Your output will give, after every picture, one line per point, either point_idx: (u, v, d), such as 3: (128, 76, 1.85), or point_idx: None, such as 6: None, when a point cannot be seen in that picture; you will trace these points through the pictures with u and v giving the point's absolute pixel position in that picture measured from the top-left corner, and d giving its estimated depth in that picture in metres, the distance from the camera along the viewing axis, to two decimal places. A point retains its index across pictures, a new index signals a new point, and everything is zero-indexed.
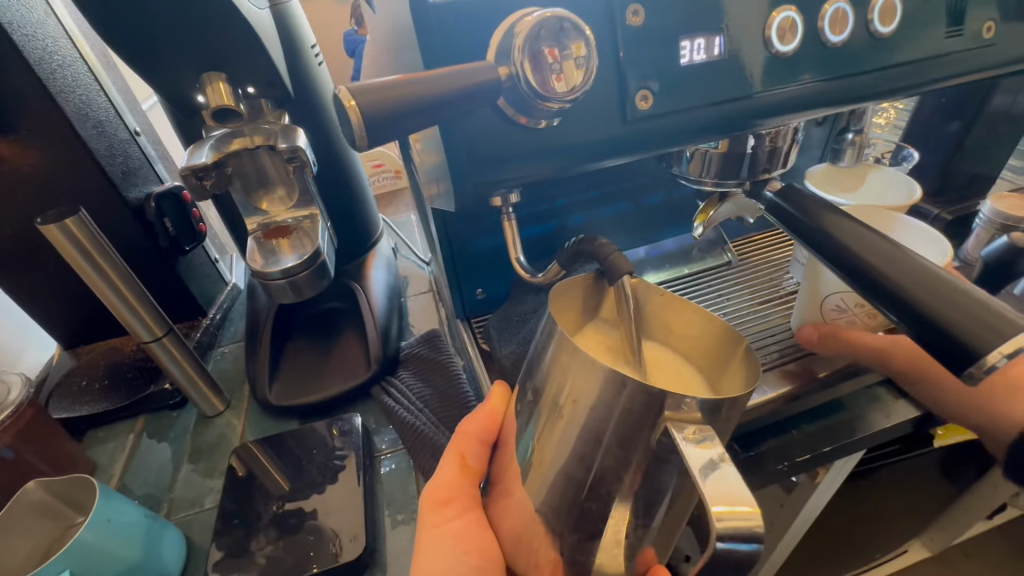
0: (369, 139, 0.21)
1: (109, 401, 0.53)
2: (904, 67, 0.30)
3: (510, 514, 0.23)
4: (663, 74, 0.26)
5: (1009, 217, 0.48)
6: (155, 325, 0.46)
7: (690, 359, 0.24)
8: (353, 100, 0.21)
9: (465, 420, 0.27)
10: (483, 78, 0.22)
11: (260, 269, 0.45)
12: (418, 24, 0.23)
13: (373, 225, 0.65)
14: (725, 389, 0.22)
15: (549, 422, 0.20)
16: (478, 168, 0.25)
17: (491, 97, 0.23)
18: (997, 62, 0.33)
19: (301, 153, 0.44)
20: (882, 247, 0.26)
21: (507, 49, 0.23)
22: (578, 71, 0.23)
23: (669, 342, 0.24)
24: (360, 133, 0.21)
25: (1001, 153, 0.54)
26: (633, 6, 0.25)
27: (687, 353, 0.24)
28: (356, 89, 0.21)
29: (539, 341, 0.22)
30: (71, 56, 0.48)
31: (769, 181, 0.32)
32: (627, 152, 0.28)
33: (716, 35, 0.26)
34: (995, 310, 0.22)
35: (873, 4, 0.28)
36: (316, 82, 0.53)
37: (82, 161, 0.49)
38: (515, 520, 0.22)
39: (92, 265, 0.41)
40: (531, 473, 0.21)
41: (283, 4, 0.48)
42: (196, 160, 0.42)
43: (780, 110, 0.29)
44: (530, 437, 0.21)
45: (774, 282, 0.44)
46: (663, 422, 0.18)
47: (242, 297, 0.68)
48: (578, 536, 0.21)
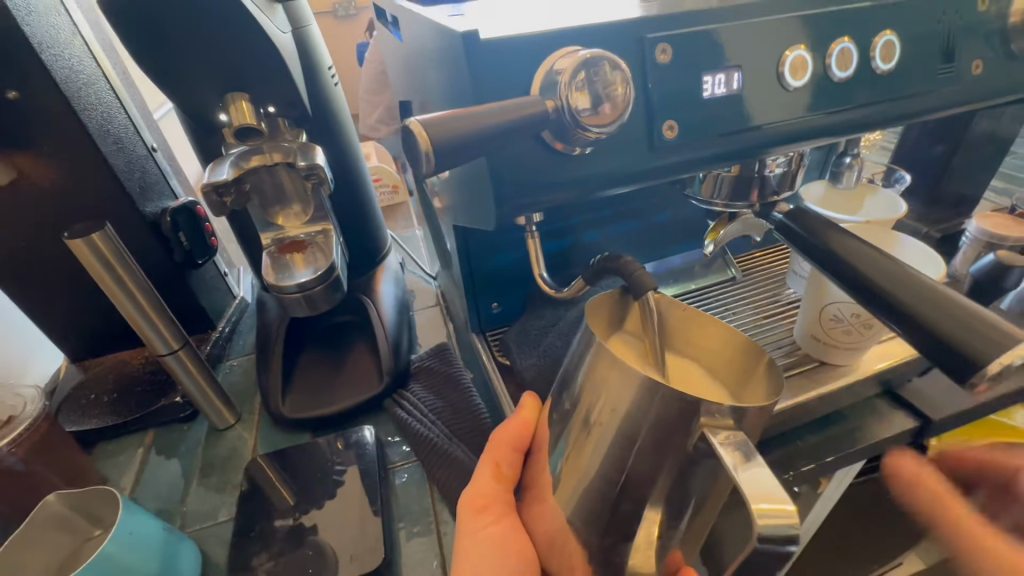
0: (437, 166, 0.22)
1: (119, 414, 0.53)
2: (902, 98, 0.33)
3: (544, 516, 0.24)
4: (688, 106, 0.28)
5: (994, 235, 0.51)
6: (171, 338, 0.47)
7: (711, 370, 0.25)
8: (425, 131, 0.22)
9: (497, 429, 0.28)
10: (533, 111, 0.24)
11: (275, 283, 0.46)
12: (471, 60, 0.24)
13: (384, 241, 0.66)
14: (747, 399, 0.24)
15: (586, 428, 0.22)
16: (516, 194, 0.27)
17: (539, 129, 0.24)
18: (986, 94, 0.35)
19: (319, 170, 0.46)
20: (885, 264, 0.28)
21: (551, 85, 0.24)
22: (579, 93, 0.24)
23: (690, 353, 0.26)
24: (426, 158, 0.22)
25: (985, 174, 0.57)
26: (662, 44, 0.27)
27: (709, 363, 0.25)
28: (426, 121, 0.22)
29: (574, 353, 0.23)
30: (94, 74, 0.49)
31: (778, 203, 0.34)
32: (652, 178, 0.30)
33: (735, 70, 0.28)
34: (991, 321, 0.23)
35: (874, 44, 0.31)
36: (332, 104, 0.54)
37: (102, 177, 0.50)
38: (548, 523, 0.24)
39: (114, 278, 0.42)
40: (565, 478, 0.23)
41: (303, 27, 0.50)
42: (218, 177, 0.43)
43: (790, 139, 0.31)
44: (565, 443, 0.23)
45: (776, 296, 0.46)
46: (698, 428, 0.19)
47: (250, 310, 0.69)
48: (611, 538, 0.22)
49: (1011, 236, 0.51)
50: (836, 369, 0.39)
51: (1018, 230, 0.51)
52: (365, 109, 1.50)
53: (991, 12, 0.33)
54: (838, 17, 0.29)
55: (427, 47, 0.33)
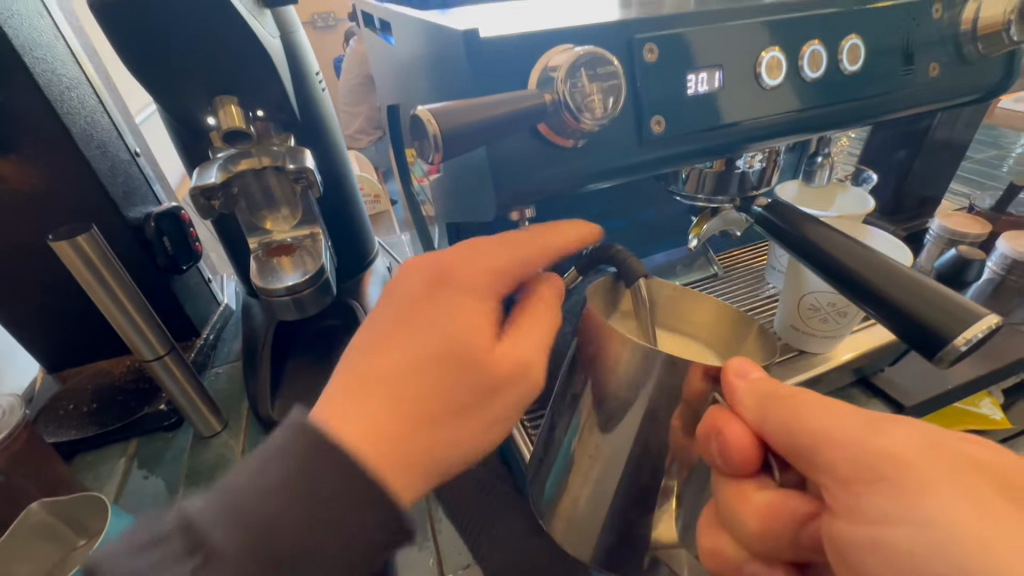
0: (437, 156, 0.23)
1: (101, 424, 0.52)
2: (868, 98, 0.35)
3: (577, 476, 0.30)
4: (674, 103, 0.30)
5: (954, 233, 0.54)
6: (158, 343, 0.46)
7: (699, 336, 0.32)
8: (430, 119, 0.23)
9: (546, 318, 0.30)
10: (532, 103, 0.25)
11: (264, 286, 0.46)
12: (470, 56, 0.25)
13: (372, 245, 0.66)
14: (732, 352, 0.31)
15: (609, 393, 0.28)
16: (511, 183, 0.28)
17: (537, 120, 0.25)
18: (943, 97, 0.38)
19: (309, 174, 0.46)
20: (853, 249, 0.30)
21: (548, 81, 0.26)
22: (573, 90, 0.25)
23: (682, 324, 0.33)
24: (434, 150, 0.23)
25: (946, 175, 0.61)
26: (648, 45, 0.28)
27: (696, 331, 0.32)
28: (434, 110, 0.23)
29: (590, 339, 0.28)
30: (77, 78, 0.49)
31: (757, 198, 0.36)
32: (640, 171, 0.31)
33: (716, 70, 0.30)
34: (959, 303, 0.25)
35: (842, 47, 0.33)
36: (320, 109, 0.55)
37: (85, 181, 0.49)
38: (580, 483, 0.30)
39: (99, 282, 0.41)
40: (589, 432, 0.29)
41: (292, 33, 0.50)
42: (205, 180, 0.43)
43: (768, 135, 0.33)
44: (583, 412, 0.30)
45: (755, 290, 0.48)
46: (703, 391, 0.26)
47: (234, 316, 0.68)
48: (633, 481, 0.29)
49: (971, 233, 0.54)
50: (814, 357, 0.41)
51: (976, 227, 0.55)
52: (346, 120, 1.52)
53: (944, 20, 0.36)
54: (808, 23, 0.32)
55: (418, 50, 0.34)
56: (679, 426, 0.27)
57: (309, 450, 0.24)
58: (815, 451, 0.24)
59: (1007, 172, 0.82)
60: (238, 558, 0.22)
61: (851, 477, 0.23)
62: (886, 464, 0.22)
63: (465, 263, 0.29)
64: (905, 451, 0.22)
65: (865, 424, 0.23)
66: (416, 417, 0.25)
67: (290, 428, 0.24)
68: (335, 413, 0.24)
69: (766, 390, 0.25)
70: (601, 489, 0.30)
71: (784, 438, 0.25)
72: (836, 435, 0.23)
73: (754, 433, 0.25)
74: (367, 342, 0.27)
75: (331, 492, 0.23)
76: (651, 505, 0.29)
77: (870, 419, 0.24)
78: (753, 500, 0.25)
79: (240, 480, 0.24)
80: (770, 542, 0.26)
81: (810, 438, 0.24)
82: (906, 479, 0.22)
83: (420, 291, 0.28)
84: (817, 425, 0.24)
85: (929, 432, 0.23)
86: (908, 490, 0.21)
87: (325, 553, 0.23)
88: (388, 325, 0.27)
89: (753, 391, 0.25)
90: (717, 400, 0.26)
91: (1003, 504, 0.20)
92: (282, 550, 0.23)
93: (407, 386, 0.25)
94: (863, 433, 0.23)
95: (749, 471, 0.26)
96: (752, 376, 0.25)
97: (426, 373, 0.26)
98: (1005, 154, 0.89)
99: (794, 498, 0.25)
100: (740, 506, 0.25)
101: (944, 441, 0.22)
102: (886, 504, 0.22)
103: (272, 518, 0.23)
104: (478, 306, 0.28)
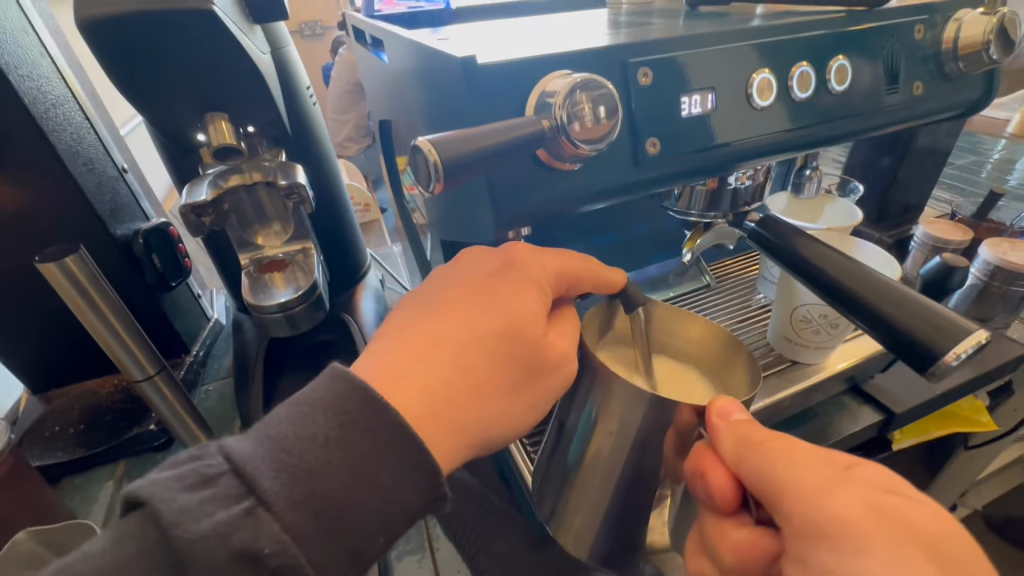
0: (439, 183, 0.23)
1: (88, 446, 0.51)
2: (856, 116, 0.36)
3: (576, 496, 0.30)
4: (668, 124, 0.30)
5: (938, 240, 0.56)
6: (147, 363, 0.45)
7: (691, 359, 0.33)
8: (430, 147, 0.23)
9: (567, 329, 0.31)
10: (531, 130, 0.25)
11: (255, 303, 0.45)
12: (467, 82, 0.26)
13: (364, 258, 0.66)
14: (724, 376, 0.31)
15: (607, 413, 0.28)
16: (509, 206, 0.28)
17: (535, 146, 0.26)
18: (927, 112, 0.39)
19: (301, 189, 0.46)
20: (843, 264, 0.30)
21: (545, 107, 0.26)
22: (572, 115, 0.25)
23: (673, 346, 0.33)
24: (435, 178, 0.23)
25: (929, 183, 0.62)
26: (643, 69, 0.29)
27: (688, 352, 0.33)
28: (434, 139, 0.23)
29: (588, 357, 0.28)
30: (64, 94, 0.48)
31: (749, 213, 0.37)
32: (636, 191, 0.31)
33: (709, 92, 0.31)
34: (943, 315, 0.26)
35: (829, 68, 0.33)
36: (310, 123, 0.54)
37: (73, 199, 0.48)
38: (579, 502, 0.30)
39: (86, 301, 0.41)
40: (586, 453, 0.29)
41: (282, 49, 0.50)
42: (196, 197, 0.43)
43: (759, 154, 0.33)
44: (581, 434, 0.29)
45: (746, 300, 0.49)
46: (690, 425, 0.27)
47: (225, 332, 0.67)
48: (630, 501, 0.29)
49: (954, 240, 0.55)
50: (807, 367, 0.41)
51: (959, 233, 0.56)
52: (334, 128, 1.51)
53: (926, 39, 0.37)
54: (796, 45, 0.32)
55: (410, 67, 0.34)
56: (675, 445, 0.27)
57: (357, 402, 0.24)
58: (775, 500, 0.24)
59: (985, 177, 0.84)
60: (287, 501, 0.22)
61: (802, 529, 0.23)
62: (832, 525, 0.22)
63: (523, 251, 0.31)
64: (854, 515, 0.22)
65: (827, 481, 0.23)
66: (463, 388, 0.27)
67: (336, 381, 0.25)
68: (391, 376, 0.26)
69: (740, 434, 0.25)
70: (597, 508, 0.30)
71: (752, 481, 0.25)
72: (795, 487, 0.23)
73: (730, 474, 0.26)
74: (426, 316, 0.29)
75: (379, 446, 0.24)
76: (648, 519, 0.29)
77: (833, 474, 0.24)
78: (731, 537, 0.26)
79: (284, 426, 0.24)
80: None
81: (771, 487, 0.24)
82: (851, 538, 0.22)
83: (483, 273, 0.30)
84: (780, 476, 0.24)
85: (880, 492, 0.23)
86: (846, 554, 0.22)
87: (366, 504, 0.23)
88: (447, 304, 0.29)
89: (731, 435, 0.25)
90: (703, 434, 0.27)
91: None
92: (327, 493, 0.23)
93: (458, 358, 0.27)
94: (820, 488, 0.23)
95: (729, 509, 0.26)
96: (732, 419, 0.25)
97: (483, 346, 0.28)
98: (983, 159, 0.91)
99: (767, 536, 0.25)
100: (720, 541, 0.26)
101: (890, 505, 0.22)
102: (829, 561, 0.22)
103: (318, 462, 0.23)
104: (527, 298, 0.29)
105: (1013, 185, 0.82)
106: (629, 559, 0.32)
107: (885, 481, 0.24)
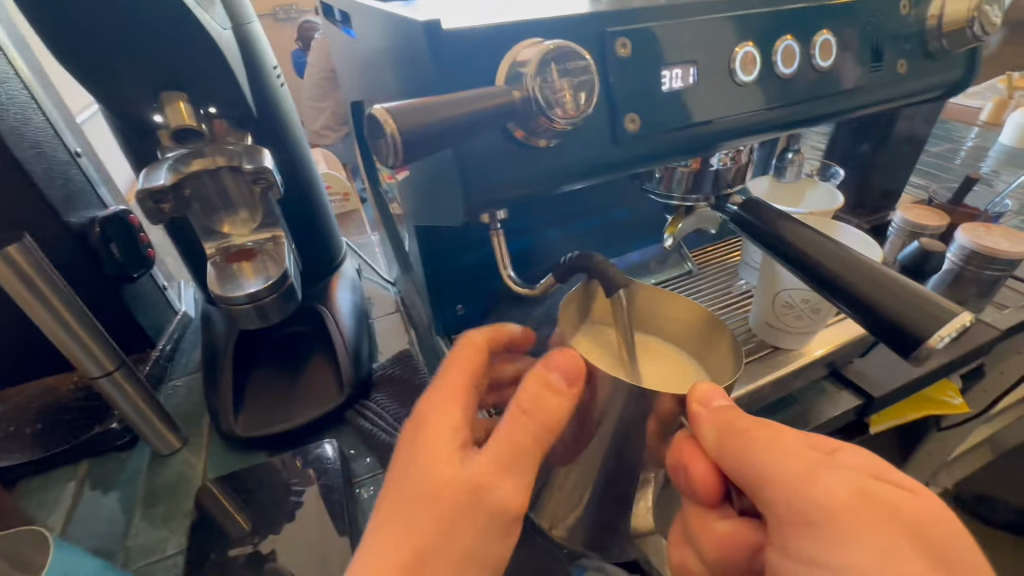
0: (401, 157, 0.21)
1: (45, 447, 0.48)
2: (839, 95, 0.35)
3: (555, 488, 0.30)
4: (647, 99, 0.29)
5: (915, 225, 0.56)
6: (105, 358, 0.43)
7: (675, 339, 0.32)
8: (390, 118, 0.21)
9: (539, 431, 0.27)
10: (502, 102, 0.23)
11: (222, 294, 0.43)
12: (432, 51, 0.24)
13: (340, 247, 0.64)
14: (709, 356, 0.30)
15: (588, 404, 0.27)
16: (482, 186, 0.26)
17: (507, 120, 0.24)
18: (910, 92, 0.38)
19: (268, 174, 0.43)
20: (824, 245, 0.30)
21: (518, 77, 0.24)
22: (547, 89, 0.24)
23: (658, 329, 0.32)
24: (397, 152, 0.21)
25: (907, 169, 0.63)
26: (621, 40, 0.27)
27: (675, 332, 0.32)
28: (393, 109, 0.21)
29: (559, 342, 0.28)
30: (6, 72, 0.45)
31: (732, 196, 0.36)
32: (616, 172, 0.30)
33: (690, 66, 0.30)
34: (924, 297, 0.26)
35: (815, 43, 0.33)
36: (279, 104, 0.51)
37: (19, 185, 0.45)
38: (560, 493, 0.30)
39: (34, 293, 0.38)
40: (568, 445, 0.28)
41: (246, 24, 0.47)
42: (154, 182, 0.40)
43: (741, 132, 0.32)
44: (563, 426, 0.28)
45: (728, 286, 0.48)
46: (672, 415, 0.26)
47: (194, 325, 0.64)
48: (612, 492, 0.28)
49: (930, 226, 0.56)
50: (788, 353, 0.41)
51: (935, 219, 0.56)
52: (310, 115, 1.47)
53: (911, 16, 0.36)
54: (780, 19, 0.31)
55: (377, 42, 0.33)
56: (656, 434, 0.27)
57: None
58: (759, 488, 0.25)
59: (960, 164, 0.85)
60: None
61: (787, 515, 0.24)
62: (818, 512, 0.23)
63: (437, 404, 0.28)
64: (837, 502, 0.23)
65: (810, 467, 0.24)
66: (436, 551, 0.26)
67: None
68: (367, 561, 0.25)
69: (725, 426, 0.25)
70: (577, 498, 0.29)
71: (737, 470, 0.26)
72: (779, 477, 0.24)
73: (717, 467, 0.27)
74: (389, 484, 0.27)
75: None
76: (629, 507, 0.29)
77: (814, 460, 0.25)
78: (713, 529, 0.28)
79: None
80: (724, 567, 0.28)
81: (755, 476, 0.25)
82: (832, 521, 0.23)
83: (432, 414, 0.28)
84: (763, 466, 0.25)
85: (866, 478, 0.24)
86: (831, 539, 0.23)
87: None
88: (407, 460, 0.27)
89: (715, 425, 0.25)
90: (684, 424, 0.27)
91: (914, 555, 0.22)
92: None
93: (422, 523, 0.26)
94: (802, 476, 0.24)
95: (712, 500, 0.28)
96: (714, 405, 0.25)
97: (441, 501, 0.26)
98: (957, 146, 0.92)
99: (749, 528, 0.27)
100: (701, 534, 0.28)
101: (873, 487, 0.23)
102: (812, 545, 0.23)
103: None
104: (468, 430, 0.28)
105: (985, 172, 0.83)
106: (613, 551, 0.31)
107: (873, 466, 0.25)
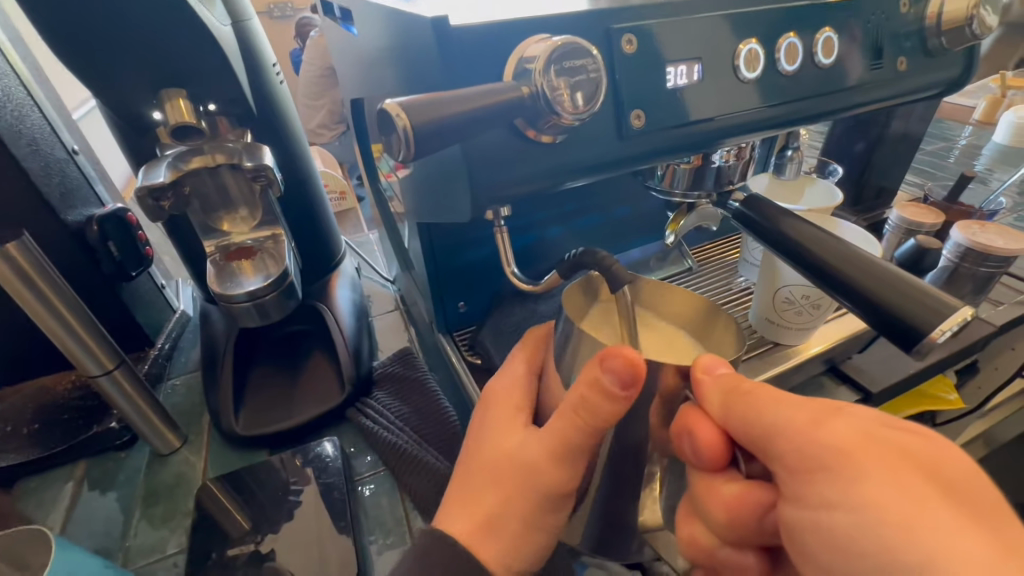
0: (412, 152, 0.22)
1: (42, 447, 0.48)
2: (840, 92, 0.35)
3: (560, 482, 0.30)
4: (652, 95, 0.29)
5: (911, 222, 0.57)
6: (104, 357, 0.43)
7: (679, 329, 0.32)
8: (401, 113, 0.21)
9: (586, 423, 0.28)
10: (510, 97, 0.23)
11: (222, 292, 0.42)
12: (441, 47, 0.24)
13: (339, 246, 0.63)
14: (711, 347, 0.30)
15: None
16: (490, 181, 0.26)
17: (515, 114, 0.24)
18: (909, 89, 0.38)
19: (268, 171, 0.43)
20: (826, 241, 0.30)
21: (526, 73, 0.24)
22: (553, 82, 0.24)
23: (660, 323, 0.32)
24: (408, 146, 0.21)
25: (903, 166, 0.63)
26: (627, 36, 0.27)
27: (677, 324, 0.32)
28: (404, 103, 0.21)
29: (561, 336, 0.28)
30: (3, 69, 0.44)
31: (733, 192, 0.36)
32: (620, 167, 0.30)
33: (695, 62, 0.30)
34: (925, 291, 0.26)
35: (817, 40, 0.33)
36: (279, 102, 0.51)
37: (15, 183, 0.44)
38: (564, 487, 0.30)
39: (33, 291, 0.37)
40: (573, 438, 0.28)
41: (246, 21, 0.47)
42: (153, 179, 0.40)
43: (744, 129, 0.33)
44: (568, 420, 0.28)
45: (727, 283, 0.48)
46: (677, 390, 0.26)
47: (192, 324, 0.64)
48: (619, 485, 0.28)
49: (927, 223, 0.56)
50: (788, 350, 0.41)
51: (931, 216, 0.57)
52: (306, 114, 1.47)
53: (910, 14, 0.36)
54: (783, 16, 0.32)
55: (380, 40, 0.33)
56: (661, 428, 0.26)
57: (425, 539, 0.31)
58: (767, 445, 0.25)
59: (953, 162, 0.86)
60: None
61: (798, 467, 0.24)
62: (828, 458, 0.23)
63: (506, 390, 0.32)
64: (846, 446, 0.23)
65: (816, 417, 0.24)
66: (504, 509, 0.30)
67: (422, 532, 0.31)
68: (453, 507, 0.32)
69: (727, 388, 0.25)
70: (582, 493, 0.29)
71: (743, 428, 0.26)
72: (787, 428, 0.24)
73: (722, 431, 0.26)
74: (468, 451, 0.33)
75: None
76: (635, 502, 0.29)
77: (818, 411, 0.24)
78: (721, 492, 0.26)
79: None
80: (734, 534, 0.27)
81: (762, 430, 0.25)
82: (844, 473, 0.22)
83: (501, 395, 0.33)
84: (769, 420, 0.25)
85: (876, 425, 0.23)
86: (846, 484, 0.22)
87: None
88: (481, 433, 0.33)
89: (717, 388, 0.25)
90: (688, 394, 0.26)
91: (936, 496, 0.21)
92: None
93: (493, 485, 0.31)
94: (809, 427, 0.24)
95: (719, 465, 0.27)
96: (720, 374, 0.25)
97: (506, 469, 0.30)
98: (951, 145, 0.93)
99: (759, 490, 0.27)
100: (708, 498, 0.27)
101: (884, 432, 0.23)
102: (825, 492, 0.23)
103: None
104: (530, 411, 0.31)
105: (979, 170, 0.84)
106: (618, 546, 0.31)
107: (882, 415, 0.24)
